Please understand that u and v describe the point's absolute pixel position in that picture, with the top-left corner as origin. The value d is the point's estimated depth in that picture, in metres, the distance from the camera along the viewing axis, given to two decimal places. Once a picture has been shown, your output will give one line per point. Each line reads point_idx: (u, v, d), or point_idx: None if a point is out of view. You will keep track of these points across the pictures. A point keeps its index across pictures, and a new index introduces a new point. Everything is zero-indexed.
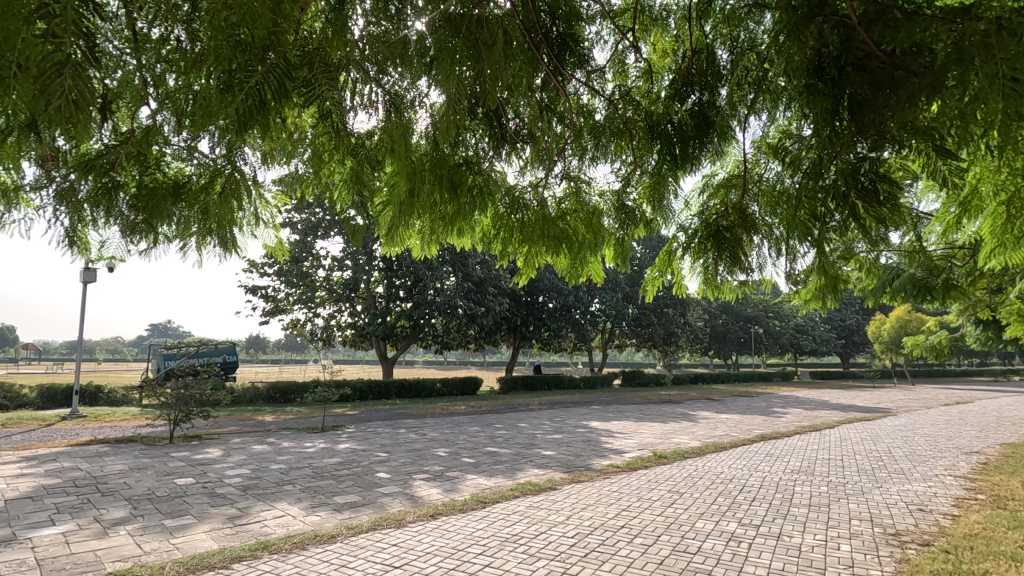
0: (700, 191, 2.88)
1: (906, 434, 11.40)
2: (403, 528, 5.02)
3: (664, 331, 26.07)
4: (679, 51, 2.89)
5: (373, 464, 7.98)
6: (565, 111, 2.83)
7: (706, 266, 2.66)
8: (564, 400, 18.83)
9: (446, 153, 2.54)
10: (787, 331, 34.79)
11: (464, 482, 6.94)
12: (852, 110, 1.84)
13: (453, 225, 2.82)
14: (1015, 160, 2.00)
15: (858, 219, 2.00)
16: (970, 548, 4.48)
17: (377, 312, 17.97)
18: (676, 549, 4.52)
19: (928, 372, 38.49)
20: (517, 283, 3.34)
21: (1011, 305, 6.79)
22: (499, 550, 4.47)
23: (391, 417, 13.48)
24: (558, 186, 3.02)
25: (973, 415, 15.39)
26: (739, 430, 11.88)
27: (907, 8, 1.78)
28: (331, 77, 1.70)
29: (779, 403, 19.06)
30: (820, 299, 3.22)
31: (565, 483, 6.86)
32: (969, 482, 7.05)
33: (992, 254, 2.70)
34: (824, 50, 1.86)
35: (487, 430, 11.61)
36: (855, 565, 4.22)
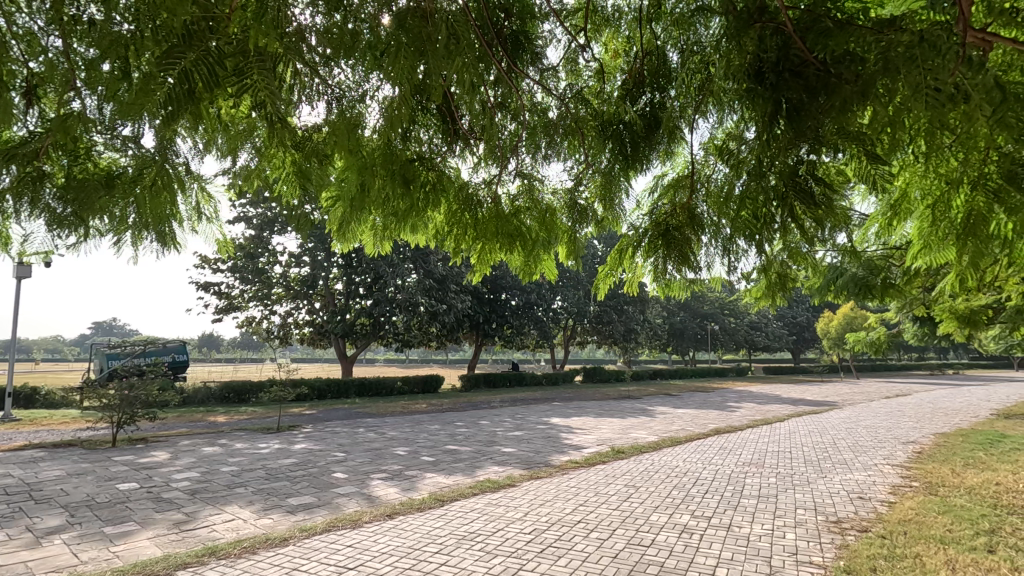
0: (651, 191, 2.92)
1: (849, 426, 11.96)
2: (358, 529, 4.94)
3: (623, 328, 26.51)
4: (630, 53, 2.93)
5: (330, 464, 7.83)
6: (518, 108, 2.83)
7: (654, 263, 2.71)
8: (526, 397, 18.97)
9: (397, 147, 2.49)
10: (741, 328, 35.93)
11: (423, 480, 6.90)
12: (789, 116, 1.89)
13: (407, 221, 2.77)
14: (940, 165, 2.12)
15: (799, 219, 2.07)
16: (904, 533, 4.72)
17: (336, 309, 17.66)
18: (630, 543, 4.60)
19: (873, 368, 40.36)
20: (471, 280, 3.31)
21: (944, 303, 7.22)
22: (455, 548, 4.45)
23: (350, 416, 13.27)
24: (512, 183, 3.00)
25: (911, 407, 16.23)
26: (694, 424, 12.21)
27: (840, 18, 1.88)
28: (265, 66, 1.57)
29: (734, 398, 19.65)
30: (771, 298, 3.35)
31: (524, 479, 6.89)
32: (905, 470, 7.45)
33: (921, 256, 2.83)
34: (763, 56, 1.91)
35: (448, 428, 11.59)
36: (798, 553, 4.39)
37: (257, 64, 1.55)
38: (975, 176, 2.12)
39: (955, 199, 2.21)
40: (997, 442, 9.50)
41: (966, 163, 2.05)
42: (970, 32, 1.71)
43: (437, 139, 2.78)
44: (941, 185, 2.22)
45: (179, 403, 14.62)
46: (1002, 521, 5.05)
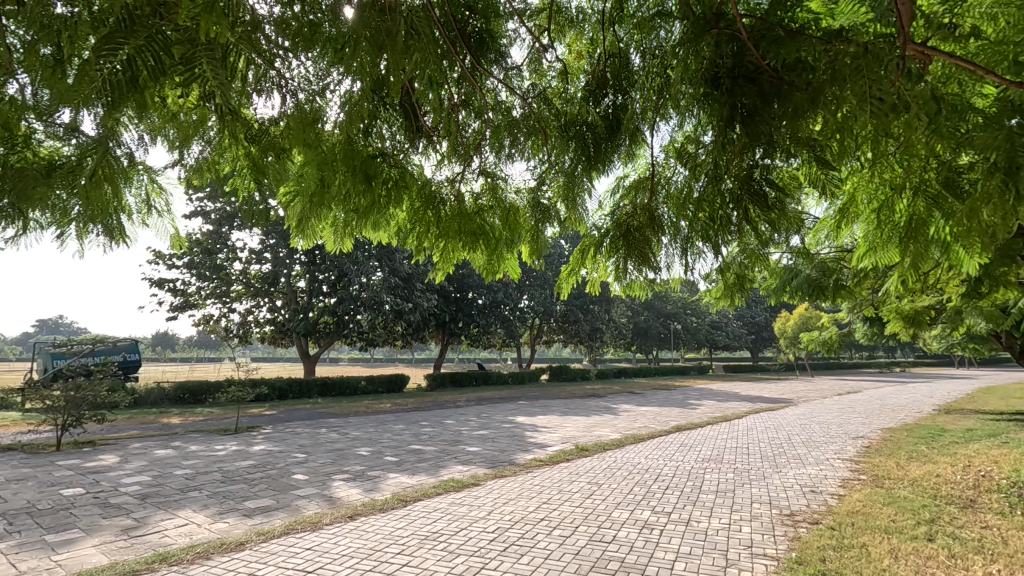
0: (613, 191, 2.96)
1: (803, 423, 12.39)
2: (317, 531, 4.84)
3: (589, 327, 26.82)
4: (594, 54, 2.96)
5: (290, 465, 7.64)
6: (481, 107, 2.83)
7: (615, 263, 2.74)
8: (492, 396, 18.96)
9: (358, 144, 2.44)
10: (702, 327, 36.80)
11: (387, 481, 6.82)
12: (743, 121, 1.96)
13: (368, 218, 2.72)
14: (885, 171, 2.22)
15: (752, 221, 2.13)
16: (852, 524, 4.93)
17: (299, 308, 17.32)
18: (592, 539, 4.66)
19: (826, 366, 41.94)
20: (435, 279, 3.28)
21: (891, 303, 7.56)
22: (418, 549, 4.42)
23: (312, 416, 13.01)
24: (476, 181, 2.99)
25: (861, 404, 16.92)
26: (656, 422, 12.46)
27: (792, 27, 1.97)
28: (213, 55, 1.51)
29: (695, 396, 20.12)
30: (730, 298, 3.44)
31: (488, 478, 6.90)
32: (855, 464, 7.77)
33: (866, 258, 2.95)
34: (719, 62, 1.97)
35: (413, 427, 11.50)
36: (753, 545, 4.53)
37: (206, 53, 1.49)
38: (916, 183, 2.22)
39: (898, 205, 2.32)
40: (938, 436, 10.01)
41: (909, 170, 2.15)
42: (911, 45, 1.80)
43: (400, 136, 2.74)
44: (886, 191, 2.32)
45: (130, 404, 14.04)
46: (941, 511, 5.33)
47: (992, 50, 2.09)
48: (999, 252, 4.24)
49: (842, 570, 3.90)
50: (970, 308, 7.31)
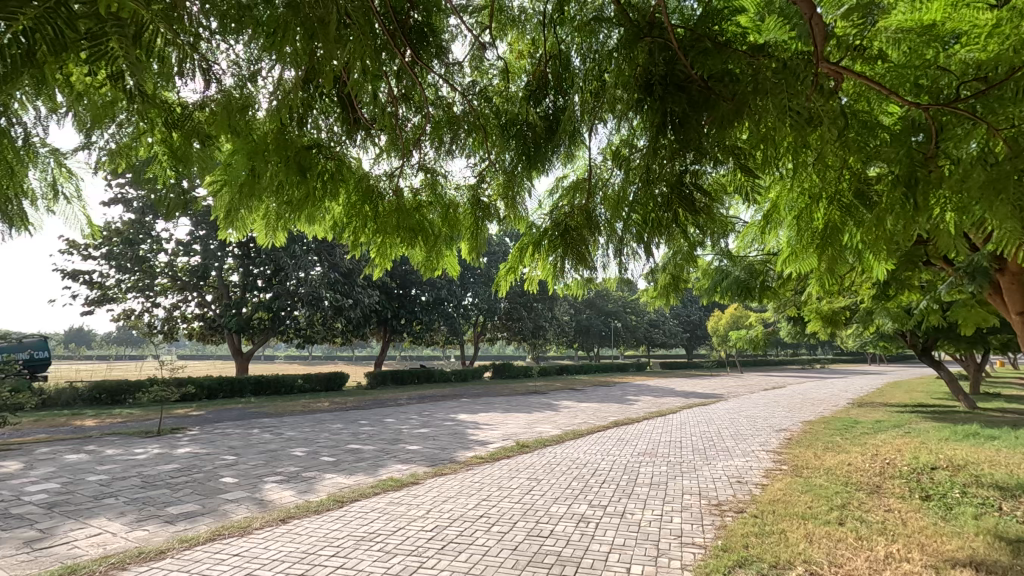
0: (552, 192, 2.99)
1: (732, 417, 13.01)
2: (246, 536, 4.64)
3: (532, 325, 27.10)
4: (535, 54, 2.97)
5: (218, 469, 7.28)
6: (422, 102, 2.80)
7: (554, 263, 2.77)
8: (434, 394, 18.81)
9: (292, 134, 2.34)
10: (641, 325, 37.97)
11: (322, 482, 6.62)
12: (674, 128, 2.03)
13: (302, 211, 2.60)
14: (804, 180, 2.37)
15: (681, 224, 2.21)
16: (773, 512, 5.24)
17: (231, 303, 16.57)
18: (530, 534, 4.72)
19: (755, 363, 44.27)
20: (372, 274, 3.21)
21: (812, 304, 8.12)
22: (353, 550, 4.32)
23: (243, 416, 12.47)
24: (416, 177, 2.95)
25: (785, 398, 17.96)
26: (595, 417, 12.78)
27: (720, 40, 2.08)
28: (124, 29, 1.39)
29: (633, 392, 20.72)
30: (665, 296, 3.57)
31: (428, 477, 6.84)
32: (777, 455, 8.25)
33: (788, 261, 3.14)
34: (652, 69, 2.04)
35: (351, 426, 11.23)
36: (683, 535, 4.73)
37: (116, 31, 1.40)
38: (832, 193, 2.37)
39: (817, 213, 2.47)
40: (851, 428, 10.78)
41: (825, 180, 2.31)
42: (825, 63, 1.94)
43: (337, 128, 2.66)
44: (806, 200, 2.47)
45: (37, 406, 12.94)
46: (851, 497, 5.75)
47: (897, 71, 2.29)
48: (905, 258, 4.60)
49: (762, 555, 4.13)
50: (879, 309, 7.94)
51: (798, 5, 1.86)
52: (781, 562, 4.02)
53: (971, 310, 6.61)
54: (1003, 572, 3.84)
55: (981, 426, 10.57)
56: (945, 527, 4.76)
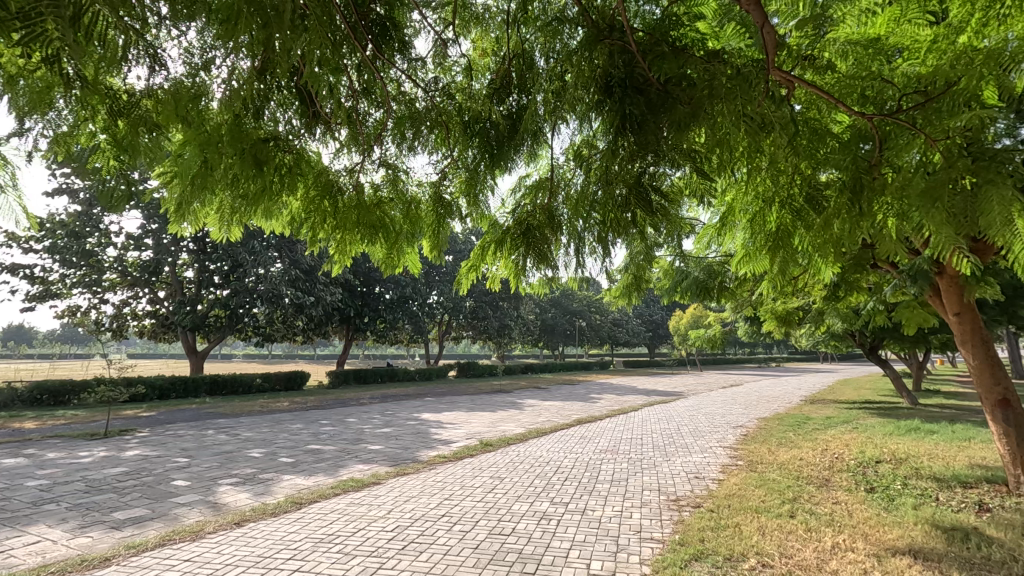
0: (514, 191, 3.00)
1: (691, 414, 13.34)
2: (198, 541, 4.49)
3: (498, 324, 27.09)
4: (497, 53, 2.98)
5: (169, 471, 7.01)
6: (382, 97, 2.77)
7: (515, 262, 2.76)
8: (397, 393, 18.62)
9: (247, 126, 2.26)
10: (605, 325, 38.48)
11: (280, 483, 6.46)
12: (633, 130, 2.06)
13: (257, 206, 2.52)
14: (757, 185, 2.45)
15: (640, 225, 2.24)
16: (728, 506, 5.40)
17: (185, 300, 15.99)
18: (492, 532, 4.72)
19: (714, 361, 45.50)
20: (330, 271, 3.16)
21: (767, 305, 8.39)
22: (311, 553, 4.23)
23: (197, 417, 12.06)
24: (377, 173, 2.91)
25: (741, 395, 18.51)
26: (559, 415, 12.89)
27: (676, 45, 2.14)
28: (60, 9, 1.31)
29: (596, 390, 21.00)
30: (628, 295, 3.62)
31: (389, 477, 6.75)
32: (733, 451, 8.50)
33: (743, 263, 3.22)
34: (612, 71, 2.08)
35: (312, 427, 11.00)
36: (642, 530, 4.82)
37: (51, 11, 1.30)
38: (783, 197, 2.45)
39: (770, 216, 2.55)
40: (803, 424, 11.20)
41: (777, 185, 2.39)
42: (775, 71, 2.02)
43: (296, 122, 2.60)
44: (759, 204, 2.55)
45: None
46: (802, 490, 5.97)
47: (844, 82, 2.40)
48: (853, 260, 4.82)
49: (718, 548, 4.24)
50: (830, 310, 8.27)
51: (751, 14, 1.93)
52: (734, 554, 4.15)
53: (914, 310, 6.95)
54: (938, 558, 4.06)
55: (921, 421, 11.15)
56: (887, 518, 5.00)
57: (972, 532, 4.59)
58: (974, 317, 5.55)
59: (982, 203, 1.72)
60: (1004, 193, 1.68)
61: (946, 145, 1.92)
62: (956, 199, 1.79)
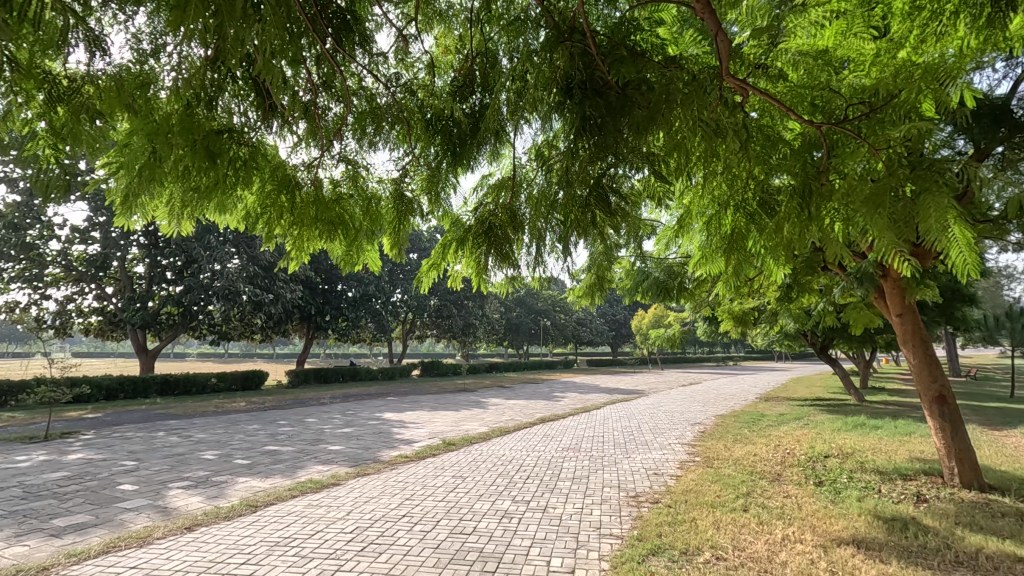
0: (477, 189, 2.99)
1: (651, 412, 13.61)
2: (145, 547, 4.31)
3: (462, 323, 26.96)
4: (461, 51, 2.97)
5: (115, 475, 6.71)
6: (343, 91, 2.73)
7: (477, 261, 2.75)
8: (358, 393, 18.33)
9: (199, 117, 2.18)
10: (569, 324, 38.83)
11: (235, 486, 6.27)
12: (592, 132, 2.09)
13: (209, 200, 2.43)
14: (713, 189, 2.51)
15: (599, 225, 2.27)
16: (685, 502, 5.53)
17: (134, 296, 15.35)
18: (453, 532, 4.70)
19: (675, 360, 46.52)
20: (287, 268, 3.08)
21: (724, 305, 8.64)
22: (266, 557, 4.12)
23: (147, 418, 11.59)
24: (336, 168, 2.86)
25: (700, 394, 18.99)
26: (522, 414, 12.95)
27: (635, 50, 2.18)
28: None
29: (560, 389, 21.17)
30: (591, 294, 3.66)
31: (349, 478, 6.65)
32: (691, 447, 8.70)
33: (700, 264, 3.30)
34: (572, 74, 2.11)
35: (269, 427, 10.72)
36: (602, 526, 4.89)
37: None
38: (737, 201, 2.53)
39: (725, 219, 2.63)
40: (758, 421, 11.55)
41: (733, 189, 2.45)
42: (729, 79, 2.08)
43: (253, 114, 2.51)
44: (715, 207, 2.62)
45: None
46: (755, 485, 6.17)
47: (795, 91, 2.49)
48: (805, 263, 5.01)
49: (674, 543, 4.34)
50: (783, 310, 8.55)
51: (706, 22, 1.99)
52: (690, 548, 4.25)
53: (860, 311, 7.25)
54: (879, 547, 4.26)
55: (867, 417, 11.67)
56: (833, 510, 5.22)
57: (910, 521, 4.84)
58: (915, 318, 5.91)
59: (921, 210, 1.81)
60: (941, 201, 1.78)
61: (888, 154, 2.01)
62: (899, 206, 1.89)
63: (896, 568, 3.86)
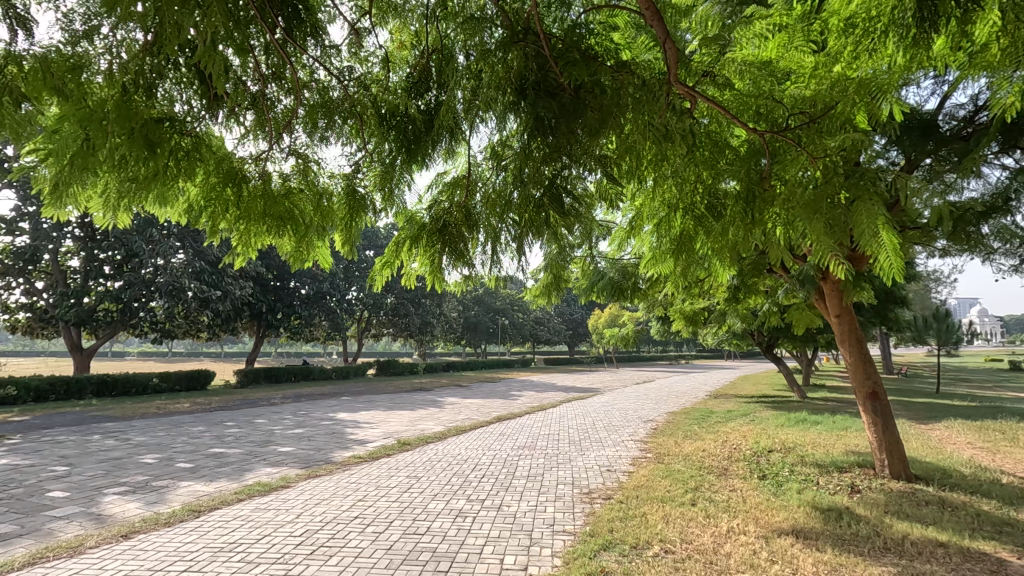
0: (432, 187, 2.96)
1: (606, 409, 13.86)
2: (76, 557, 4.07)
3: (419, 321, 26.70)
4: (416, 47, 2.94)
5: (43, 482, 6.31)
6: (293, 83, 2.66)
7: (432, 260, 2.74)
8: (311, 393, 17.88)
9: (138, 105, 2.07)
10: (527, 323, 39.10)
11: (177, 491, 6.01)
12: (546, 133, 2.11)
13: (149, 191, 2.31)
14: (662, 192, 2.58)
15: (552, 226, 2.29)
16: (637, 497, 5.66)
17: (68, 292, 14.46)
18: (406, 532, 4.65)
19: (630, 359, 47.52)
20: (233, 264, 2.97)
21: (676, 305, 8.89)
22: (209, 564, 3.96)
23: (81, 421, 10.96)
24: (285, 162, 2.78)
25: (653, 391, 19.47)
26: (479, 413, 12.95)
27: (587, 54, 2.22)
28: None
29: (517, 387, 21.28)
30: (548, 294, 3.71)
31: (299, 480, 6.48)
32: (643, 444, 8.91)
33: (651, 264, 3.38)
34: (526, 75, 2.12)
35: (215, 429, 10.33)
36: (555, 523, 4.95)
37: None
38: (686, 204, 2.60)
39: (675, 222, 2.70)
40: (707, 418, 11.95)
41: (682, 192, 2.52)
42: (678, 85, 2.16)
43: (196, 103, 2.41)
44: (664, 209, 2.69)
45: None
46: (703, 479, 6.38)
47: (741, 99, 2.57)
48: (751, 265, 5.21)
49: (625, 538, 4.44)
50: (731, 311, 8.86)
51: (655, 30, 2.05)
52: (640, 542, 4.36)
53: (803, 312, 7.58)
54: (816, 537, 4.48)
55: (808, 413, 12.24)
56: (775, 502, 5.45)
57: (844, 511, 5.11)
58: (852, 319, 6.25)
59: (855, 216, 1.92)
60: (873, 209, 1.89)
61: (825, 162, 2.12)
62: (835, 212, 2.00)
63: (831, 555, 4.07)
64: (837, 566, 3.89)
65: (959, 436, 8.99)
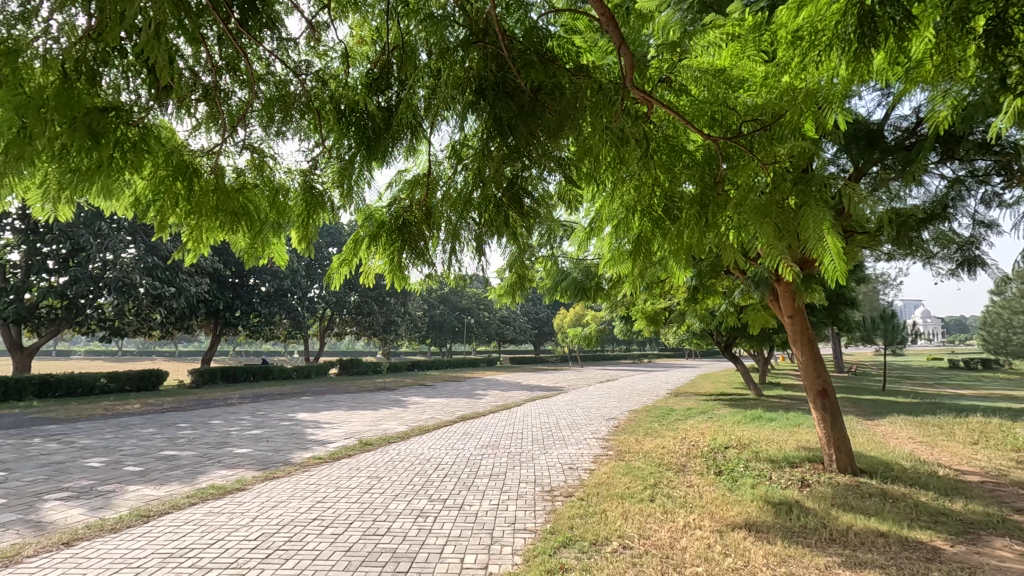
0: (392, 185, 2.93)
1: (570, 408, 13.99)
2: (11, 567, 3.86)
3: (383, 320, 26.36)
4: (377, 42, 2.90)
5: None
6: (248, 76, 2.60)
7: (392, 258, 2.71)
8: (270, 393, 17.43)
9: (81, 92, 1.98)
10: (493, 322, 39.20)
11: (125, 495, 5.78)
12: (506, 133, 2.11)
13: (93, 183, 2.21)
14: (620, 193, 2.61)
15: (511, 225, 2.29)
16: (597, 494, 5.75)
17: (7, 287, 13.67)
18: (365, 534, 4.60)
19: (594, 357, 48.13)
20: (183, 261, 2.86)
21: (637, 305, 9.03)
22: (157, 571, 3.82)
23: (20, 424, 10.38)
24: (238, 158, 2.70)
25: (616, 390, 19.77)
26: (443, 412, 12.87)
27: (545, 57, 2.23)
28: None
29: (482, 386, 21.26)
30: (512, 293, 3.72)
31: (256, 482, 6.31)
32: (605, 442, 9.04)
33: (610, 264, 3.43)
34: (485, 76, 2.12)
35: (167, 431, 9.96)
36: (516, 521, 4.97)
37: None
38: (644, 206, 2.64)
39: (633, 223, 2.74)
40: (667, 416, 12.20)
41: (639, 195, 2.56)
42: (634, 90, 2.21)
43: (144, 92, 2.31)
44: (622, 210, 2.73)
45: None
46: (662, 476, 6.52)
47: (697, 106, 2.64)
48: (709, 265, 5.34)
49: (585, 534, 4.51)
50: (690, 311, 9.07)
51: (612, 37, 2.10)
52: (599, 538, 4.43)
53: (758, 312, 7.82)
54: (767, 529, 4.64)
55: (764, 410, 12.65)
56: (730, 497, 5.62)
57: (794, 505, 5.30)
58: (804, 320, 6.49)
59: (803, 221, 1.99)
60: (819, 214, 1.97)
61: (774, 168, 2.20)
62: (784, 216, 2.07)
63: (780, 547, 4.22)
64: (785, 558, 4.03)
65: (902, 431, 9.45)
